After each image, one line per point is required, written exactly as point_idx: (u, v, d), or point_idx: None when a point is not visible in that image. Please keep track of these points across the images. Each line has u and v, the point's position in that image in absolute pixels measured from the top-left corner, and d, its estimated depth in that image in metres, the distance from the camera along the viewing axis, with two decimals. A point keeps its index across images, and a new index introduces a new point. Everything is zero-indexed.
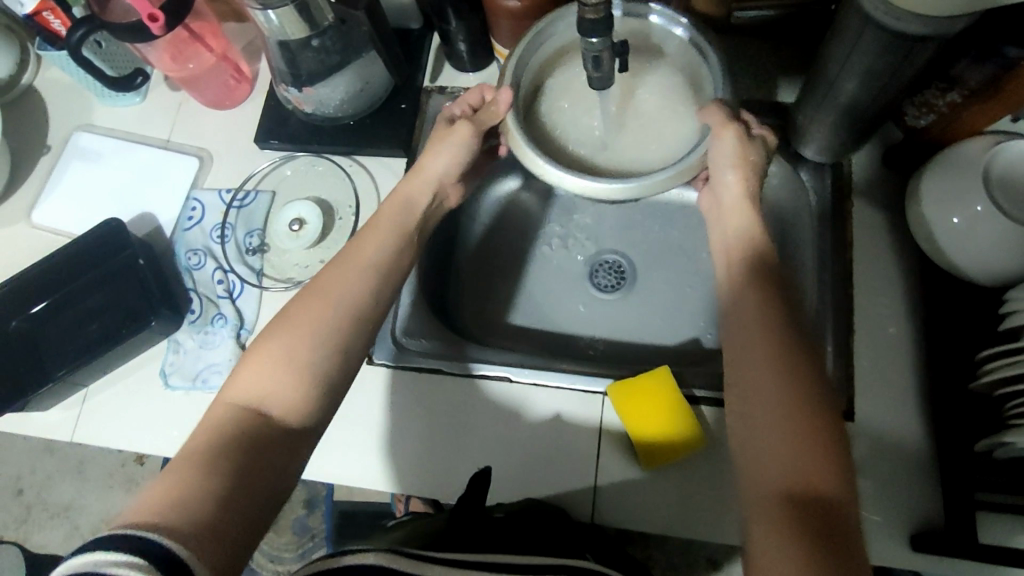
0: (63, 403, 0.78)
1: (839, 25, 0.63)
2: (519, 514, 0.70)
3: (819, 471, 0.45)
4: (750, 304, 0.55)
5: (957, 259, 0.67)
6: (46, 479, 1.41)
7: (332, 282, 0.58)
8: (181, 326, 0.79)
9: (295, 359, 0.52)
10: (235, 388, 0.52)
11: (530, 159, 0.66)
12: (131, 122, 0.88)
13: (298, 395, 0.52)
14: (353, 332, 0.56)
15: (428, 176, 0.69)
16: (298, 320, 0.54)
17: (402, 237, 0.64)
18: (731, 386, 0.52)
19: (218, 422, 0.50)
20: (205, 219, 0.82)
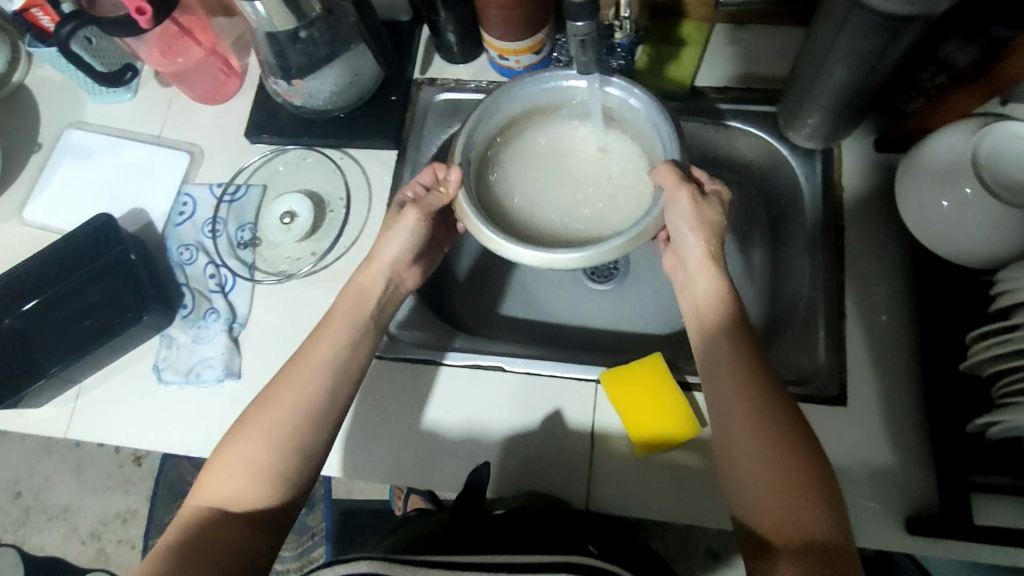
0: (56, 399, 0.78)
1: (826, 9, 0.63)
2: (520, 510, 0.67)
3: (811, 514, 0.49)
4: (725, 350, 0.57)
5: (947, 240, 0.67)
6: (45, 480, 1.41)
7: (286, 379, 0.60)
8: (174, 320, 0.79)
9: (252, 461, 0.56)
10: (202, 490, 0.57)
11: (486, 236, 0.65)
12: (122, 118, 0.88)
13: (255, 492, 0.56)
14: (309, 427, 0.59)
15: (380, 263, 0.68)
16: (259, 422, 0.58)
17: (359, 325, 0.65)
18: (720, 446, 0.55)
19: (186, 524, 0.55)
20: (197, 214, 0.82)
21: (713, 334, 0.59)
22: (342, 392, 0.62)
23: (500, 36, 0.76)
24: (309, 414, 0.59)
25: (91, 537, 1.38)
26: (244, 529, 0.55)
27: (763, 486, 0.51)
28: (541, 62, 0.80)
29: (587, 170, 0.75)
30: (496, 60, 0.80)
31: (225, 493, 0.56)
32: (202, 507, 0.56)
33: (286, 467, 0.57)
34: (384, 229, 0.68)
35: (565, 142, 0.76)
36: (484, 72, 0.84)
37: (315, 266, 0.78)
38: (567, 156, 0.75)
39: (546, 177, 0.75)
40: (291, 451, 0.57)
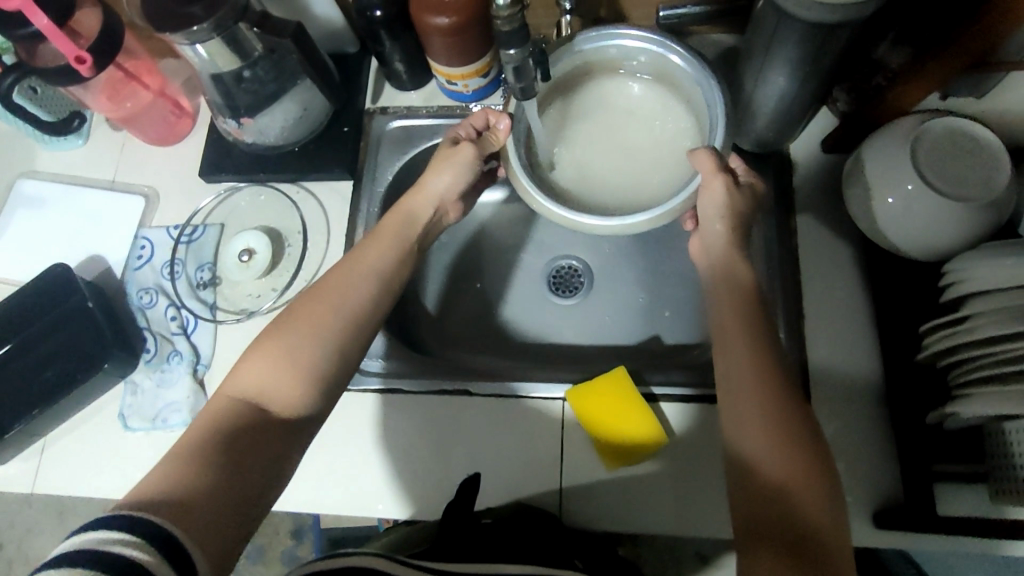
0: (22, 453, 0.77)
1: (759, 18, 0.64)
2: (508, 519, 0.68)
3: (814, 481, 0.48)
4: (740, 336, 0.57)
5: (894, 236, 0.68)
6: (27, 531, 1.38)
7: (335, 283, 0.60)
8: (138, 366, 0.79)
9: (299, 358, 0.54)
10: (235, 382, 0.53)
11: (524, 184, 0.65)
12: (74, 165, 0.87)
13: (298, 392, 0.53)
14: (354, 334, 0.58)
15: (428, 194, 0.69)
16: (306, 320, 0.56)
17: (402, 243, 0.66)
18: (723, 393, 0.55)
19: (221, 412, 0.51)
20: (155, 257, 0.82)
21: (727, 318, 0.59)
22: (382, 307, 0.61)
23: (446, 62, 0.76)
24: (355, 318, 0.58)
25: None
26: (279, 429, 0.52)
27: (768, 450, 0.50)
28: (489, 84, 0.81)
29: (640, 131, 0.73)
30: (445, 86, 0.81)
31: (266, 386, 0.53)
32: (237, 399, 0.52)
33: (332, 369, 0.55)
34: (440, 160, 0.69)
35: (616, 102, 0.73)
36: (435, 98, 0.85)
37: (276, 302, 0.78)
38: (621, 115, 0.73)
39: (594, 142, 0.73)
40: (337, 355, 0.56)
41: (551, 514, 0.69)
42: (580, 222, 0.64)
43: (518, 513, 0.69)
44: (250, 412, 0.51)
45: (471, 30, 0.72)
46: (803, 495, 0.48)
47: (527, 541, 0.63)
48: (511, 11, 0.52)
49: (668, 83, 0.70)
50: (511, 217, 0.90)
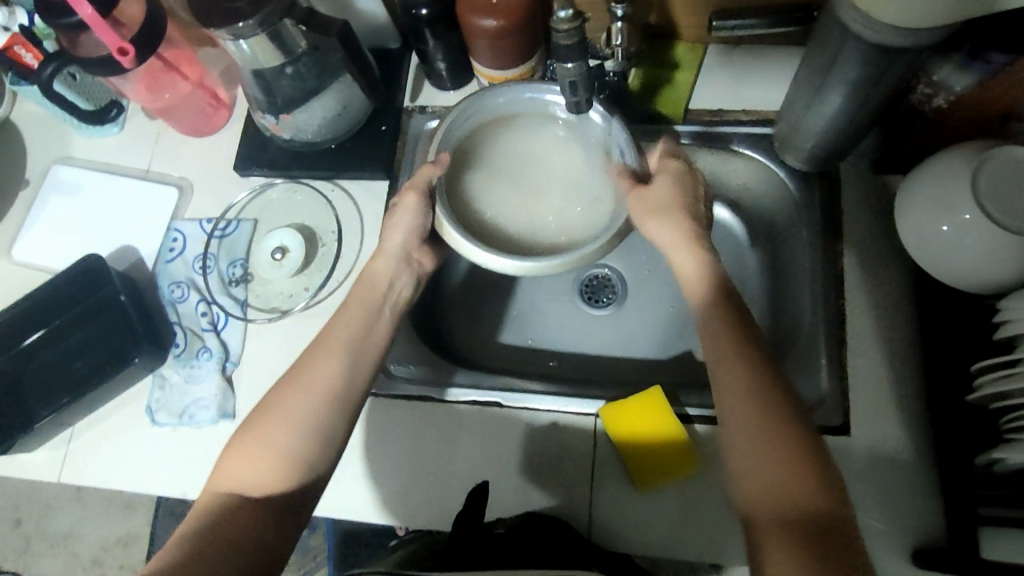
0: (49, 443, 0.77)
1: (821, 35, 0.62)
2: (521, 528, 0.65)
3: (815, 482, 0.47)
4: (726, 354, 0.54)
5: (948, 267, 0.65)
6: (44, 508, 1.40)
7: (305, 361, 0.60)
8: (166, 360, 0.78)
9: (275, 444, 0.55)
10: (220, 478, 0.54)
11: (464, 249, 0.66)
12: (108, 152, 0.86)
13: (277, 467, 0.54)
14: (328, 408, 0.58)
15: (388, 250, 0.69)
16: (279, 407, 0.57)
17: (373, 311, 0.65)
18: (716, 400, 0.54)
19: (203, 510, 0.52)
20: (187, 250, 0.81)
21: (713, 334, 0.56)
22: (362, 376, 0.61)
23: (489, 65, 0.74)
24: (329, 397, 0.58)
25: (94, 563, 1.38)
26: (263, 513, 0.52)
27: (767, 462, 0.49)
28: None
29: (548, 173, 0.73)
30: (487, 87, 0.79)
31: (248, 477, 0.54)
32: (218, 494, 0.53)
33: (307, 440, 0.56)
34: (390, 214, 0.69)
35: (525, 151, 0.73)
36: None
37: (309, 302, 0.77)
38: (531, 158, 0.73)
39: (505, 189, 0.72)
40: (314, 434, 0.56)
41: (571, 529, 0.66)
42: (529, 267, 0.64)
43: (528, 521, 0.67)
44: (233, 504, 0.52)
45: (517, 34, 0.70)
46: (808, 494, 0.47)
47: (542, 551, 0.60)
48: (570, 26, 0.53)
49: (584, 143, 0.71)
50: None
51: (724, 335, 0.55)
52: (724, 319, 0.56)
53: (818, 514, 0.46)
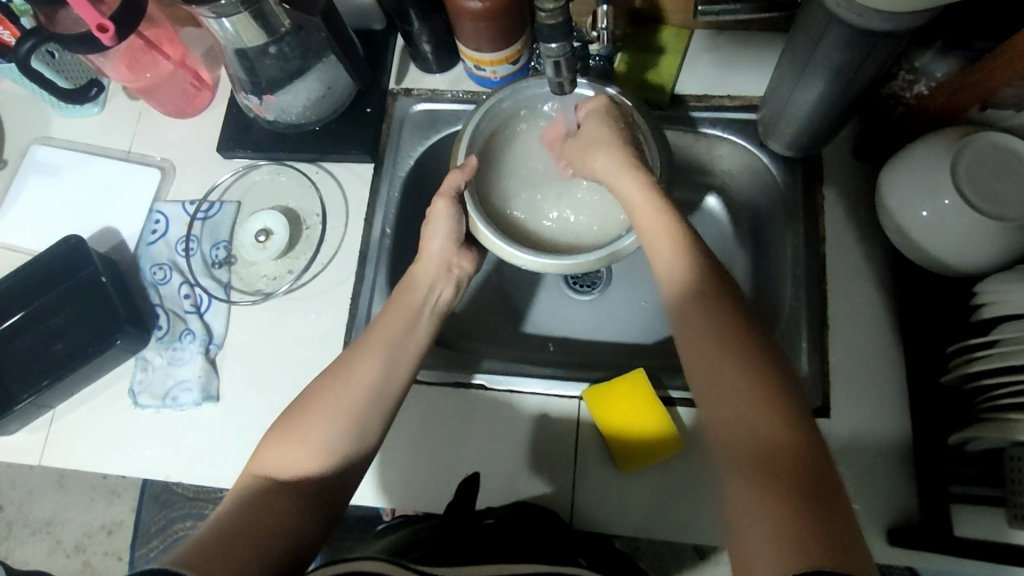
0: (30, 425, 0.77)
1: (804, 19, 0.62)
2: (510, 518, 0.65)
3: (785, 428, 0.49)
4: (714, 341, 0.54)
5: (929, 251, 0.66)
6: (27, 494, 1.41)
7: (348, 359, 0.62)
8: (149, 343, 0.78)
9: (311, 436, 0.57)
10: (258, 463, 0.57)
11: (507, 254, 0.66)
12: (89, 132, 0.85)
13: (311, 460, 0.56)
14: (364, 405, 0.60)
15: (430, 258, 0.70)
16: (319, 400, 0.60)
17: (414, 316, 0.67)
18: (690, 363, 0.55)
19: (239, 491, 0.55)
20: (169, 232, 0.80)
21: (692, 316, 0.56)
22: (400, 376, 0.63)
23: (474, 46, 0.74)
24: (371, 397, 0.60)
25: (77, 549, 1.39)
26: (298, 500, 0.54)
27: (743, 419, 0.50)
28: (518, 71, 0.79)
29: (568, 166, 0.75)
30: (473, 70, 0.79)
31: (286, 466, 0.56)
32: (253, 477, 0.56)
33: (344, 439, 0.58)
34: (426, 222, 0.70)
35: (536, 148, 0.76)
36: (461, 82, 0.82)
37: (293, 284, 0.77)
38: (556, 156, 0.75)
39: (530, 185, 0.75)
40: (350, 429, 0.58)
41: (557, 514, 0.66)
42: (569, 264, 0.64)
43: (519, 510, 0.67)
44: (269, 487, 0.55)
45: (503, 15, 0.69)
46: (783, 441, 0.48)
47: (532, 542, 0.60)
48: (553, 6, 0.53)
49: None
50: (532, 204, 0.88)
51: (710, 317, 0.55)
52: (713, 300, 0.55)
53: (800, 496, 0.46)
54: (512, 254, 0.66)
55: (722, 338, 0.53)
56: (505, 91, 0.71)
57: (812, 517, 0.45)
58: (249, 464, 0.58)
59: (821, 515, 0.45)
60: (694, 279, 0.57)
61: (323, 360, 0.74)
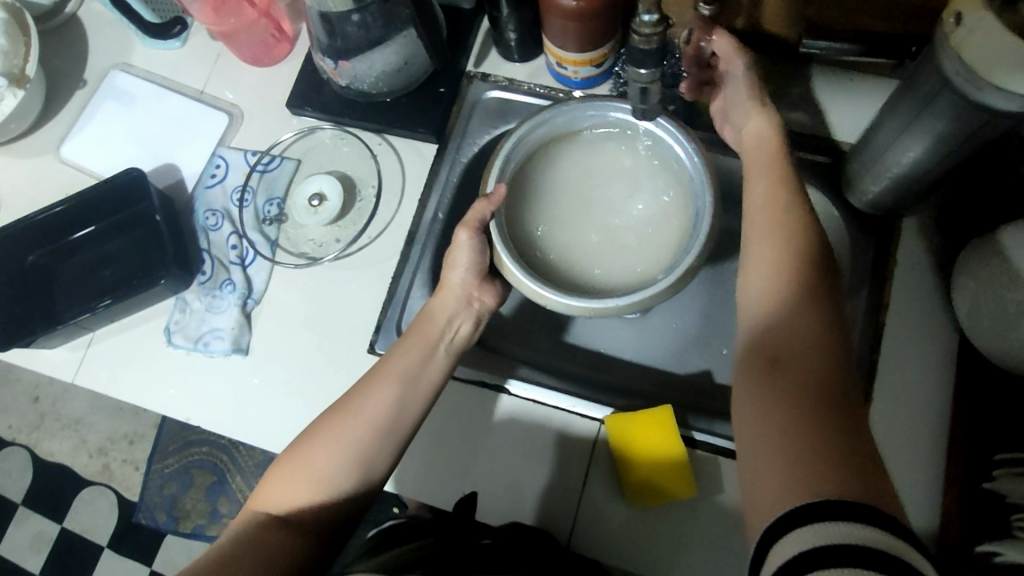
0: (69, 342, 0.79)
1: (916, 77, 0.58)
2: (503, 538, 0.63)
3: (829, 376, 0.48)
4: (765, 260, 0.55)
5: (998, 345, 0.61)
6: (62, 391, 1.52)
7: (358, 391, 0.63)
8: (192, 285, 0.79)
9: (313, 469, 0.58)
10: (260, 497, 0.59)
11: (532, 293, 0.63)
12: (167, 67, 0.86)
13: (309, 495, 0.58)
14: (372, 442, 0.60)
15: (451, 291, 0.68)
16: (322, 433, 0.60)
17: (429, 351, 0.66)
18: (749, 315, 0.55)
19: (237, 528, 0.57)
20: (228, 178, 0.81)
21: (753, 242, 0.57)
22: (411, 412, 0.63)
23: (560, 44, 0.72)
24: (378, 432, 0.61)
25: (99, 451, 1.48)
26: (295, 532, 0.56)
27: (790, 370, 0.49)
28: (600, 75, 0.76)
29: (610, 196, 0.71)
30: (554, 67, 0.76)
31: (285, 500, 0.58)
32: (254, 512, 0.58)
33: (347, 474, 0.59)
34: (452, 250, 0.68)
35: (579, 173, 0.72)
36: (540, 76, 0.80)
37: (339, 254, 0.77)
38: (598, 182, 0.72)
39: (568, 209, 0.71)
40: (353, 466, 0.59)
41: (549, 537, 0.66)
42: (598, 308, 0.61)
43: (512, 530, 0.65)
44: (267, 524, 0.56)
45: (596, 17, 0.67)
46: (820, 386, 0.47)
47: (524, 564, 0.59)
48: None
49: (659, 160, 0.70)
50: None
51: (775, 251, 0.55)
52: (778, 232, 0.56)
53: (837, 440, 0.44)
54: (543, 293, 0.63)
55: (774, 265, 0.54)
56: (545, 115, 0.68)
57: (843, 461, 0.43)
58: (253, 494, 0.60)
59: (854, 462, 0.43)
60: (771, 216, 0.57)
61: (353, 334, 0.74)
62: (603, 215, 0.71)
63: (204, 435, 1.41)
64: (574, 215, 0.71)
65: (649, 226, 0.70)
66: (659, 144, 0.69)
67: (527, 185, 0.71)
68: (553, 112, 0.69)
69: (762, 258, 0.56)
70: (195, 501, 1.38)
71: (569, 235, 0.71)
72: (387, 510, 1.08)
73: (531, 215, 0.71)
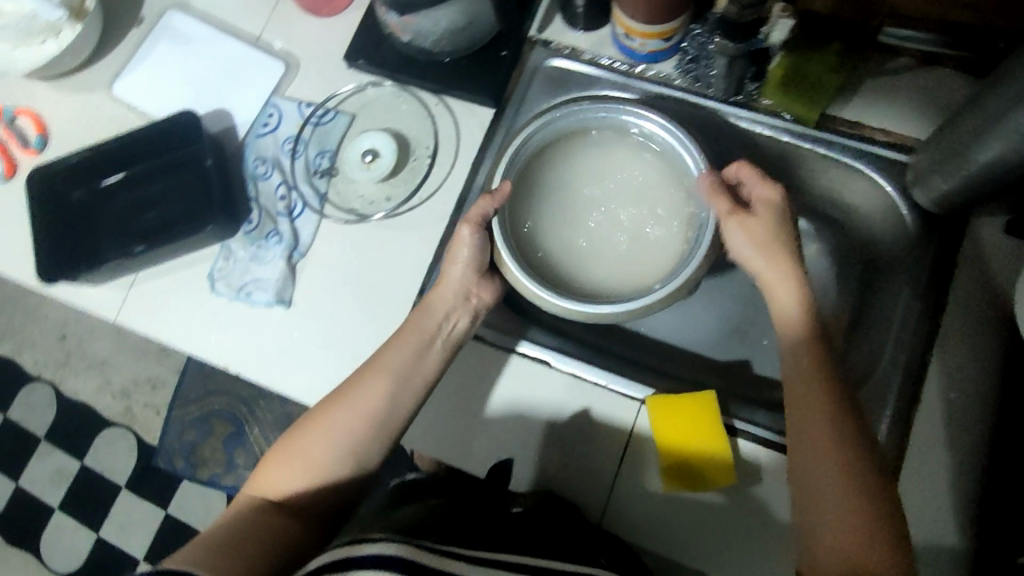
0: (113, 281, 0.79)
1: (1008, 73, 0.55)
2: (536, 511, 0.65)
3: (875, 522, 0.52)
4: (809, 392, 0.58)
5: None
6: (88, 331, 1.53)
7: (353, 383, 0.65)
8: (237, 233, 0.78)
9: (307, 458, 0.62)
10: (259, 482, 0.63)
11: (531, 294, 0.64)
12: (225, 10, 0.85)
13: (303, 484, 0.62)
14: (366, 433, 0.63)
15: (450, 285, 0.68)
16: (317, 427, 0.64)
17: (423, 344, 0.66)
18: (793, 442, 0.58)
19: (236, 508, 0.61)
20: (280, 128, 0.80)
21: (794, 373, 0.60)
22: (403, 406, 0.65)
23: (630, 14, 0.70)
24: (372, 424, 0.64)
25: (121, 393, 1.49)
26: (288, 516, 0.60)
27: (842, 523, 0.53)
28: (668, 49, 0.74)
29: (615, 200, 0.72)
30: (621, 38, 0.74)
31: (280, 486, 0.62)
32: (254, 496, 0.62)
33: (338, 466, 0.63)
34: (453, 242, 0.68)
35: (583, 175, 0.72)
36: (604, 46, 0.78)
37: (387, 213, 0.76)
38: (603, 185, 0.72)
39: (568, 212, 0.72)
40: (347, 457, 0.63)
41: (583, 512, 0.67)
42: (586, 313, 0.62)
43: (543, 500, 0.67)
44: (266, 509, 0.60)
45: None
46: (875, 538, 0.52)
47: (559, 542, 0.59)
48: None
49: (665, 168, 0.71)
50: None
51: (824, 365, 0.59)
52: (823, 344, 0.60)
53: None
54: (539, 295, 0.64)
55: (820, 400, 0.57)
56: (555, 114, 0.69)
57: None
58: (253, 477, 0.64)
59: None
60: (811, 342, 0.61)
61: (397, 294, 0.74)
62: (604, 220, 0.71)
63: (226, 386, 1.42)
64: (575, 218, 0.72)
65: (651, 235, 0.70)
66: (667, 151, 0.69)
67: (532, 186, 0.71)
68: (564, 111, 0.69)
69: (803, 388, 0.59)
70: (212, 450, 1.40)
71: (568, 238, 0.71)
72: (400, 472, 1.09)
73: (531, 217, 0.71)
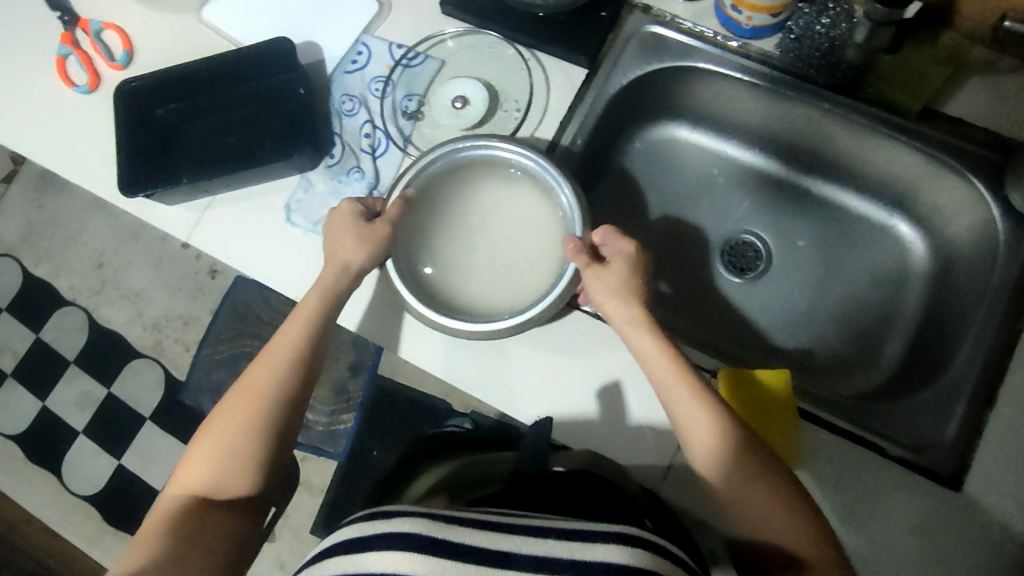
0: (188, 202, 0.79)
1: None
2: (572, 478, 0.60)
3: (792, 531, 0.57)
4: (695, 424, 0.60)
5: None
6: (126, 262, 1.53)
7: (259, 370, 0.65)
8: (317, 167, 0.78)
9: (228, 450, 0.62)
10: (181, 483, 0.63)
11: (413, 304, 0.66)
12: None
13: (229, 479, 0.62)
14: (277, 413, 0.64)
15: (339, 264, 0.68)
16: (217, 441, 0.63)
17: (323, 322, 0.67)
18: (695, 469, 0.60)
19: (167, 515, 0.61)
20: (369, 67, 0.80)
21: (677, 414, 0.61)
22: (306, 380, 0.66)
23: None
24: (283, 404, 0.65)
25: (152, 327, 1.50)
26: (226, 510, 0.62)
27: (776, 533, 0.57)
28: (773, 25, 0.73)
29: (496, 220, 0.71)
30: (727, 9, 0.73)
31: (207, 482, 0.62)
32: (183, 495, 0.62)
33: (261, 452, 0.63)
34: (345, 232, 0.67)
35: (468, 195, 0.71)
36: (704, 18, 0.78)
37: None
38: (482, 206, 0.71)
39: (448, 225, 0.71)
40: (267, 442, 0.63)
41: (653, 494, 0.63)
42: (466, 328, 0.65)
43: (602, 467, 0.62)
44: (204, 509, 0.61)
45: None
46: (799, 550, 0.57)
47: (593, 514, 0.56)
48: None
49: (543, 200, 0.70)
50: (719, 167, 0.89)
51: (696, 406, 0.60)
52: (688, 387, 0.61)
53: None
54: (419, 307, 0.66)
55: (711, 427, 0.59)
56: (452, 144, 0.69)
57: None
58: (174, 476, 0.64)
59: None
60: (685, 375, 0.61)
61: None
62: (482, 237, 0.71)
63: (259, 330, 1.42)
64: (456, 233, 0.71)
65: (525, 262, 0.70)
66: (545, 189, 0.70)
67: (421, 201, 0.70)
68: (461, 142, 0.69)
69: (686, 415, 0.60)
70: None
71: (446, 251, 0.71)
72: None
73: (418, 228, 0.71)
